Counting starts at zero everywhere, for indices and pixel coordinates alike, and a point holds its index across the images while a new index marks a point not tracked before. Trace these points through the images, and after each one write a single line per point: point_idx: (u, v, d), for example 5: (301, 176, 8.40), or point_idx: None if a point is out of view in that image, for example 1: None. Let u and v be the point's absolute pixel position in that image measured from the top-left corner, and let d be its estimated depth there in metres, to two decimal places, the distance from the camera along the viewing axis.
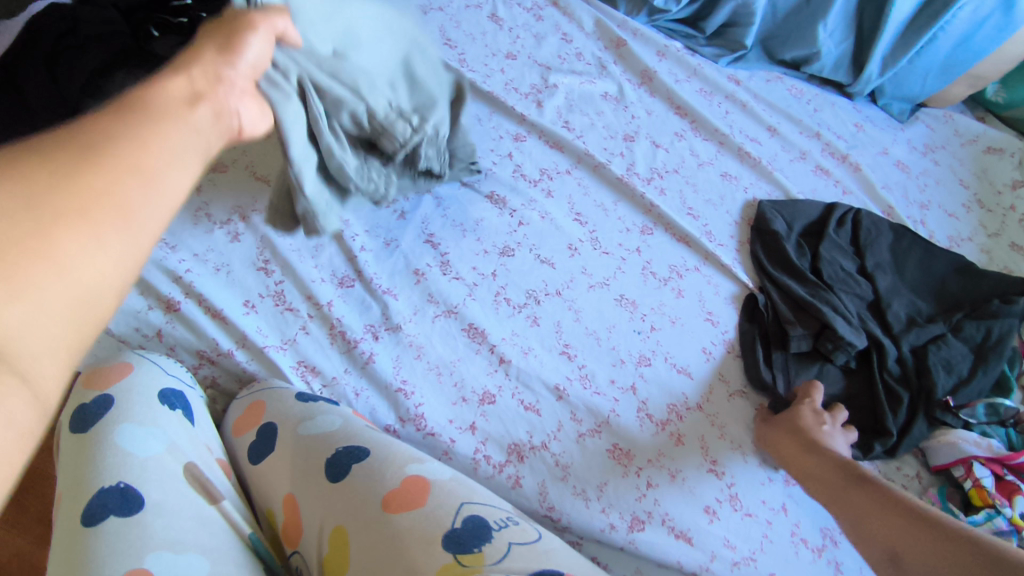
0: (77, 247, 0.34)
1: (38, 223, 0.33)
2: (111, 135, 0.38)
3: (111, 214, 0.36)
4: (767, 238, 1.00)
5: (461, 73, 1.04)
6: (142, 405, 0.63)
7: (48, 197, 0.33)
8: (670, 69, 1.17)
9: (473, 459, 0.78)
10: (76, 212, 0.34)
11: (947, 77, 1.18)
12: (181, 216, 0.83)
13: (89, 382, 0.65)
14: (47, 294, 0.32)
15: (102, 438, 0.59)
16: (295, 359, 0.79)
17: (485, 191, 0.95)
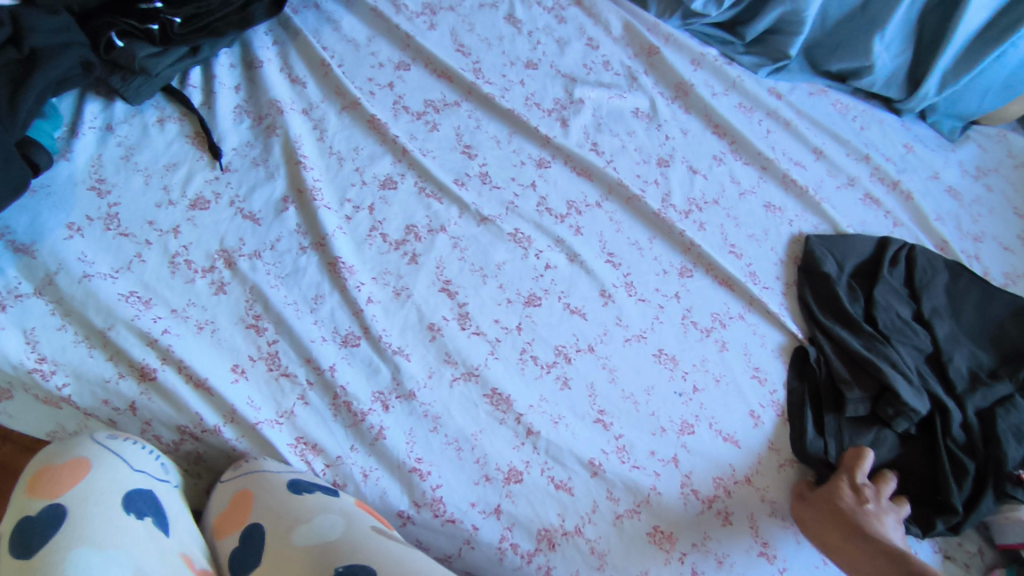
0: None
1: None
2: None
3: None
4: (818, 279, 0.90)
5: (478, 86, 0.91)
6: (101, 519, 0.52)
7: None
8: (706, 81, 1.05)
9: (499, 548, 0.69)
10: None
11: (1007, 96, 1.07)
12: (156, 264, 0.71)
13: (37, 491, 0.53)
14: None
15: (52, 568, 0.47)
16: (293, 436, 0.68)
17: (507, 228, 0.83)
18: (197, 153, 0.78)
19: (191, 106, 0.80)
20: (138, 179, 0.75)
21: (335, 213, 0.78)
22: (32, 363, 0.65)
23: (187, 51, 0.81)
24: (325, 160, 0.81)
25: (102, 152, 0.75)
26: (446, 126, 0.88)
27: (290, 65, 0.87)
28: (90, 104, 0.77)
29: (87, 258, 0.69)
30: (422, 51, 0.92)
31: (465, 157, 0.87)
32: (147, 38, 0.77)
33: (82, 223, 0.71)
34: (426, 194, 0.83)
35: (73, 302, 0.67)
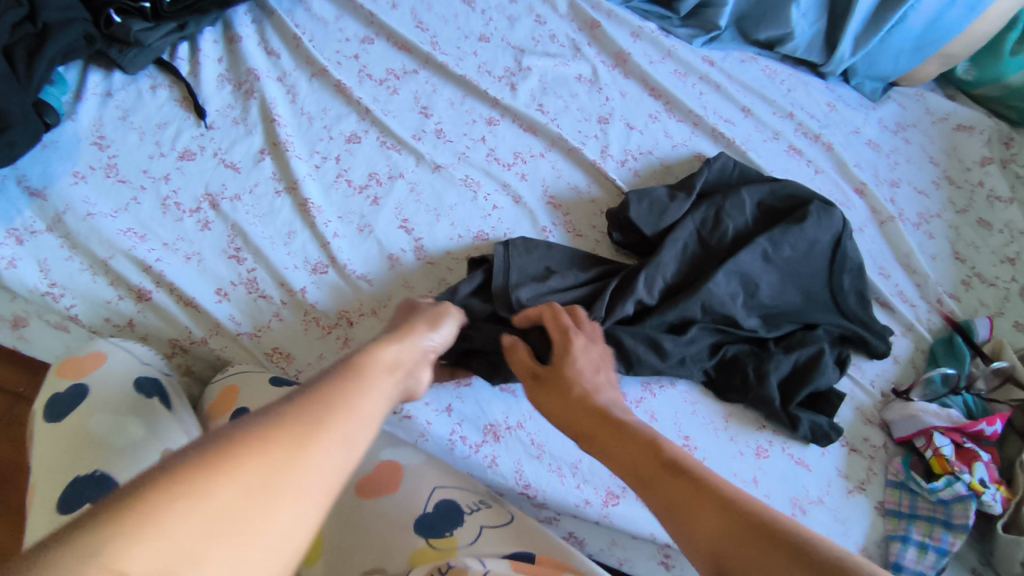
0: (273, 513, 0.36)
1: (262, 508, 0.36)
2: (330, 408, 0.43)
3: (318, 489, 0.39)
4: (654, 204, 0.91)
5: (434, 56, 1.03)
6: (117, 395, 0.65)
7: (281, 479, 0.38)
8: (644, 51, 1.16)
9: (449, 440, 0.80)
10: (293, 491, 0.38)
11: (919, 58, 1.18)
12: (149, 206, 0.83)
13: (67, 372, 0.68)
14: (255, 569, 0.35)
15: (79, 425, 0.62)
16: (269, 345, 0.79)
17: (458, 175, 0.94)
18: (185, 113, 0.89)
19: (179, 74, 0.91)
20: (134, 136, 0.86)
21: (306, 162, 0.90)
22: (44, 288, 0.77)
23: (175, 27, 0.93)
24: (297, 120, 0.93)
25: (101, 113, 0.87)
26: (405, 90, 1.00)
27: (266, 40, 0.99)
28: (92, 74, 0.89)
29: (91, 201, 0.81)
30: (384, 26, 1.04)
31: (422, 117, 0.98)
32: (139, 15, 0.90)
33: (85, 171, 0.82)
34: (386, 147, 0.94)
35: (79, 236, 0.79)
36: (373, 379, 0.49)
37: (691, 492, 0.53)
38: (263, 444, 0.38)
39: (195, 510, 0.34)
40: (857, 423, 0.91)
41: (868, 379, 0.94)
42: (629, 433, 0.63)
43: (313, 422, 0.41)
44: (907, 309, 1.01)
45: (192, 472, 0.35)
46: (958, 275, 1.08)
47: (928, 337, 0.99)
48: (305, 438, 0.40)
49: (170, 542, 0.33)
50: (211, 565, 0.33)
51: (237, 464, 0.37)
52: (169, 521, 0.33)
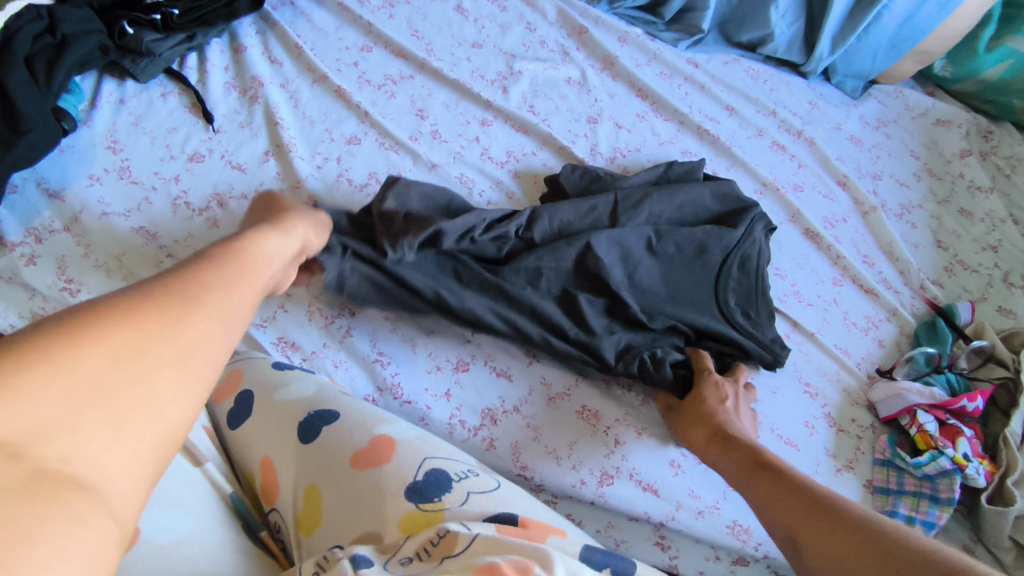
0: (155, 384, 0.37)
1: (140, 374, 0.37)
2: (193, 283, 0.43)
3: (197, 361, 0.40)
4: (590, 178, 0.97)
5: (429, 62, 1.08)
6: None
7: (153, 349, 0.38)
8: (631, 54, 1.21)
9: (448, 423, 0.82)
10: (170, 361, 0.38)
11: (894, 57, 1.23)
12: (160, 205, 0.87)
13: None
14: (138, 432, 0.36)
15: None
16: (275, 336, 0.83)
17: (453, 174, 0.99)
18: (193, 119, 0.94)
19: (188, 82, 0.97)
20: (145, 140, 0.91)
21: (308, 163, 0.94)
22: (62, 283, 0.80)
23: (184, 38, 0.98)
24: (299, 124, 0.97)
25: (115, 120, 0.92)
26: (402, 94, 1.04)
27: (269, 49, 1.04)
28: (107, 82, 0.94)
29: (106, 201, 0.86)
30: (381, 35, 1.09)
31: (418, 119, 1.03)
32: (151, 26, 0.95)
33: (100, 174, 0.87)
34: (384, 147, 0.98)
35: (94, 234, 0.83)
36: (240, 268, 0.49)
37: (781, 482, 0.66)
38: (129, 314, 0.38)
39: (61, 376, 0.34)
40: (845, 405, 0.93)
41: (855, 362, 0.97)
42: (781, 470, 0.67)
43: (192, 300, 0.42)
44: (890, 294, 1.05)
45: (56, 338, 0.35)
46: (941, 262, 1.11)
47: (912, 321, 1.02)
48: (176, 310, 0.40)
49: (42, 408, 0.33)
50: (92, 430, 0.34)
51: (104, 336, 0.36)
52: (32, 387, 0.32)
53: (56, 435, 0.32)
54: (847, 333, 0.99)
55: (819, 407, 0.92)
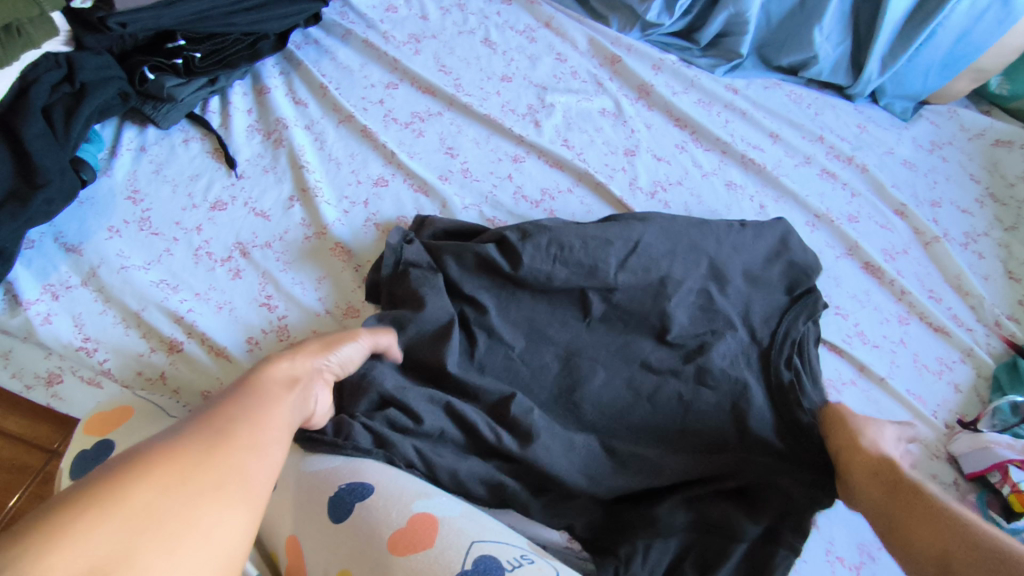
0: (215, 512, 0.39)
1: (191, 497, 0.39)
2: (233, 419, 0.44)
3: (246, 485, 0.41)
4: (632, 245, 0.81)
5: (457, 97, 1.04)
6: None
7: (196, 475, 0.40)
8: (667, 82, 1.16)
9: None
10: (216, 486, 0.40)
11: (949, 73, 1.16)
12: (182, 256, 0.83)
13: (94, 429, 0.65)
14: (197, 562, 0.37)
15: None
16: None
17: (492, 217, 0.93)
18: (216, 164, 0.91)
19: (210, 127, 0.94)
20: (166, 188, 0.88)
21: (334, 207, 0.90)
22: (78, 342, 0.76)
23: (207, 81, 0.95)
24: (324, 165, 0.93)
25: (136, 168, 0.89)
26: (430, 132, 1.00)
27: (293, 90, 1.01)
28: (127, 129, 0.93)
29: (125, 253, 0.82)
30: (408, 71, 1.06)
31: (448, 157, 0.98)
32: (173, 70, 0.91)
33: (119, 225, 0.84)
34: (413, 189, 0.94)
35: (113, 289, 0.79)
36: (268, 397, 0.49)
37: (927, 521, 0.59)
38: (176, 451, 0.40)
39: (109, 517, 0.35)
40: (924, 460, 0.84)
41: (930, 411, 0.88)
42: (903, 484, 0.64)
43: (173, 513, 0.37)
44: (963, 332, 0.96)
45: (153, 459, 0.39)
46: (1013, 295, 1.02)
47: (989, 362, 0.93)
48: (209, 447, 0.41)
49: (98, 548, 0.34)
50: (146, 563, 0.35)
51: (150, 471, 0.38)
52: (129, 498, 0.37)
53: (112, 569, 0.34)
54: (917, 377, 0.91)
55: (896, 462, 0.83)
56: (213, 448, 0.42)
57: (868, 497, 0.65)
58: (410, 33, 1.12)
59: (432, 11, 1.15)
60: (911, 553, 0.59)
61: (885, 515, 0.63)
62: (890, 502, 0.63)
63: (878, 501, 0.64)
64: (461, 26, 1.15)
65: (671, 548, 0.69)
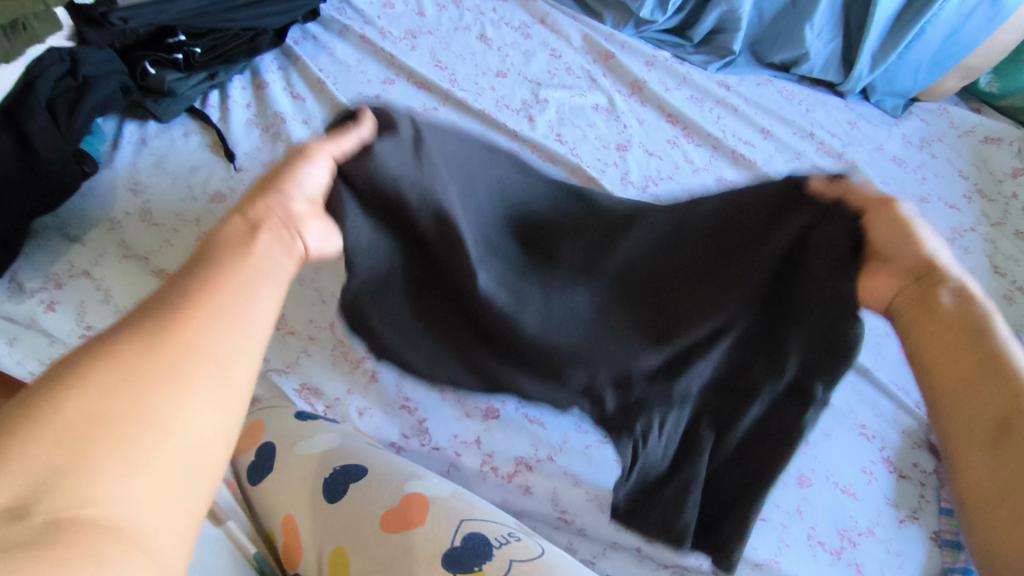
0: (166, 400, 0.34)
1: (138, 389, 0.34)
2: (188, 301, 0.39)
3: (204, 366, 0.37)
4: None
5: (452, 93, 1.05)
6: None
7: (144, 365, 0.35)
8: (660, 78, 1.18)
9: (480, 472, 0.76)
10: (167, 372, 0.35)
11: (938, 72, 1.18)
12: (182, 246, 0.85)
13: None
14: (164, 457, 0.33)
15: None
16: (298, 382, 0.79)
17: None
18: (215, 157, 0.93)
19: (210, 121, 0.96)
20: (167, 180, 0.90)
21: None
22: (81, 330, 0.77)
23: (206, 76, 0.98)
24: None
25: (137, 161, 0.91)
26: None
27: (291, 84, 1.03)
28: (129, 124, 0.94)
29: (127, 244, 0.84)
30: (404, 67, 1.07)
31: None
32: (172, 65, 0.94)
33: (121, 217, 0.86)
34: None
35: (115, 279, 0.81)
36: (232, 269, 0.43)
37: (966, 362, 0.46)
38: (116, 349, 0.35)
39: (45, 427, 0.31)
40: (906, 449, 0.86)
41: (914, 401, 0.90)
42: (981, 337, 0.46)
43: (126, 412, 0.33)
44: None
45: (99, 358, 0.35)
46: (999, 289, 1.03)
47: None
48: (155, 334, 0.36)
49: (37, 461, 0.30)
50: (103, 464, 0.31)
51: (89, 372, 0.34)
52: (64, 406, 0.32)
53: (62, 477, 0.30)
54: (901, 368, 0.93)
55: (877, 450, 0.85)
56: (166, 334, 0.37)
57: (939, 378, 0.47)
58: (407, 29, 1.14)
59: (429, 8, 1.17)
60: (955, 422, 0.45)
61: (931, 380, 0.47)
62: (976, 378, 0.44)
63: (937, 351, 0.47)
64: (457, 22, 1.16)
65: (686, 419, 0.63)
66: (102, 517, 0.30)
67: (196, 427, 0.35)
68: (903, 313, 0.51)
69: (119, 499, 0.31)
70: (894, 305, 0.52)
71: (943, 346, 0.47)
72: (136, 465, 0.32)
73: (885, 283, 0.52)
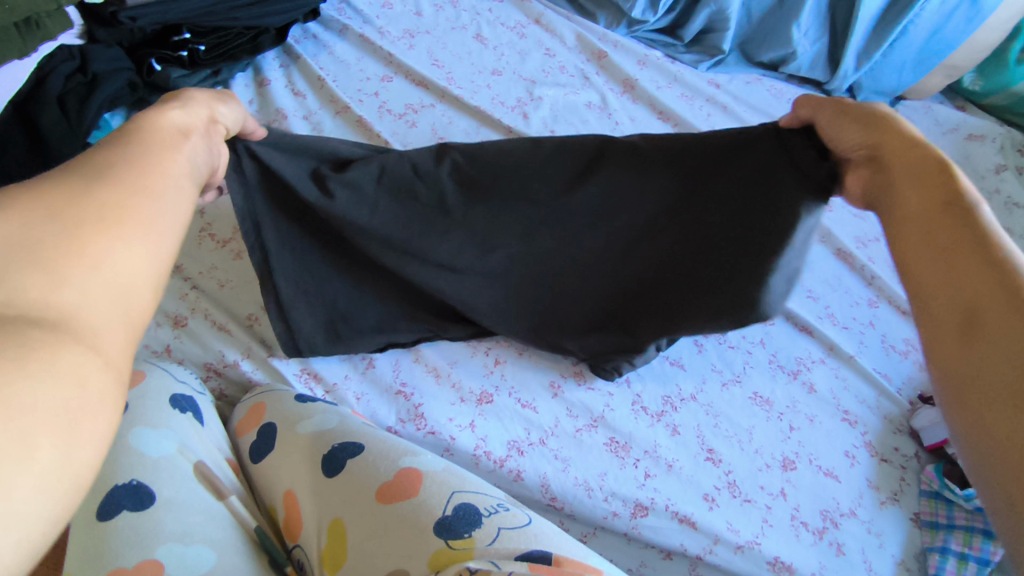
0: (107, 242, 0.34)
1: (73, 224, 0.33)
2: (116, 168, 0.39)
3: (145, 221, 0.37)
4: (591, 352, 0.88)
5: (449, 91, 1.08)
6: (160, 411, 0.67)
7: (76, 204, 0.34)
8: (652, 77, 1.21)
9: (474, 455, 0.78)
10: (108, 218, 0.35)
11: (920, 72, 1.22)
12: (186, 237, 0.88)
13: None
14: (104, 294, 0.32)
15: (119, 436, 0.64)
16: (298, 367, 0.81)
17: None
18: None
19: None
20: None
21: None
22: None
23: (209, 73, 1.01)
24: None
25: None
26: (422, 123, 1.05)
27: (292, 82, 1.06)
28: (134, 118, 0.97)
29: None
30: (403, 65, 1.11)
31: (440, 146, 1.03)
32: (178, 62, 0.96)
33: None
34: None
35: None
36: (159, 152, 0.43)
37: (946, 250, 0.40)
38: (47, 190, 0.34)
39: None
40: (887, 434, 0.89)
41: (895, 388, 0.93)
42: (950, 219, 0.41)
43: (67, 245, 0.32)
44: None
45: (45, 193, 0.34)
46: None
47: None
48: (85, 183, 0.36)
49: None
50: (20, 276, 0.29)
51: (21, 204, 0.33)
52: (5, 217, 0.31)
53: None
54: (885, 357, 0.96)
55: (859, 435, 0.88)
56: (92, 188, 0.36)
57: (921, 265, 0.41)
58: (405, 29, 1.17)
59: (427, 9, 1.21)
60: (932, 315, 0.39)
61: (909, 269, 0.42)
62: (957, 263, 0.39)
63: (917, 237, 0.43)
64: (454, 22, 1.20)
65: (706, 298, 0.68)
66: (41, 322, 0.28)
67: (126, 267, 0.34)
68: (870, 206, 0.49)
69: (54, 305, 0.29)
70: (864, 203, 0.50)
71: (916, 231, 0.43)
72: (75, 285, 0.31)
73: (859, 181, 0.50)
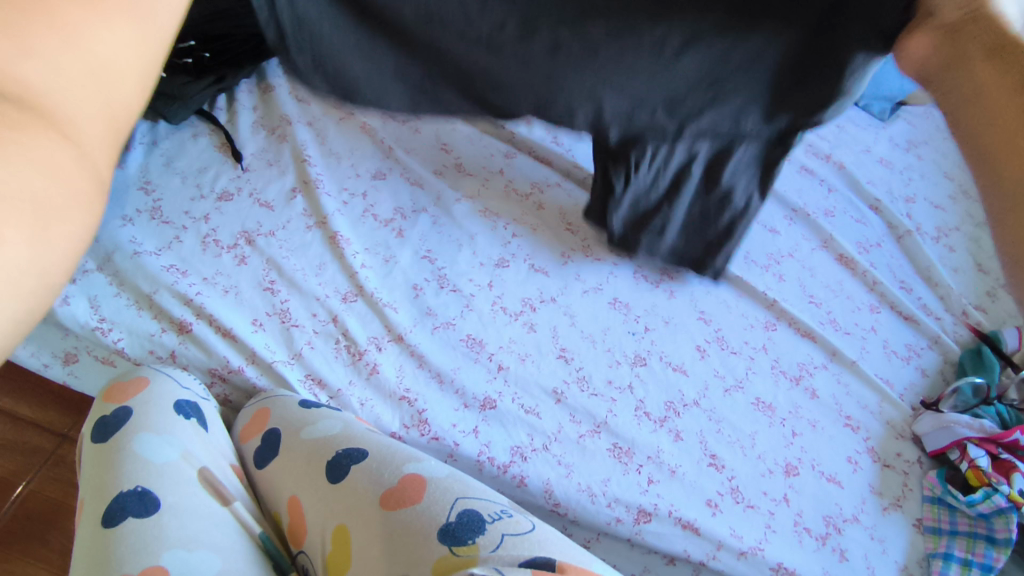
0: (46, 53, 0.40)
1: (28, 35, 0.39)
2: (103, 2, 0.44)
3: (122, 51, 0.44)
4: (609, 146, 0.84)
5: None
6: (163, 417, 0.67)
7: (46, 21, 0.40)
8: None
9: (477, 461, 0.79)
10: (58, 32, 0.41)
11: None
12: (190, 243, 0.88)
13: (110, 397, 0.70)
14: (61, 164, 0.40)
15: (123, 443, 0.64)
16: (302, 373, 0.82)
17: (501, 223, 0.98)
18: (223, 158, 0.97)
19: (218, 123, 1.00)
20: (176, 179, 0.94)
21: (335, 199, 0.95)
22: (95, 322, 0.81)
23: (214, 79, 1.01)
24: (325, 160, 0.99)
25: (146, 161, 0.95)
26: (426, 130, 1.06)
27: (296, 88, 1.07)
28: (138, 125, 0.98)
29: (137, 240, 0.87)
30: None
31: (443, 153, 1.04)
32: (184, 70, 0.98)
33: (132, 214, 0.89)
34: (409, 182, 0.99)
35: (127, 274, 0.84)
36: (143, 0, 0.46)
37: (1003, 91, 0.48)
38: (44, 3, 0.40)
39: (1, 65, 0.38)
40: (890, 439, 0.89)
41: (897, 394, 0.93)
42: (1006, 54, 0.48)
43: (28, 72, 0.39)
44: (932, 321, 1.01)
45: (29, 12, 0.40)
46: (982, 286, 1.06)
47: (955, 349, 0.98)
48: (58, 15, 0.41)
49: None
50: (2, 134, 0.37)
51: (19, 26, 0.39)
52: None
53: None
54: (888, 362, 0.96)
55: (862, 441, 0.88)
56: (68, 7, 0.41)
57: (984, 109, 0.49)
58: None
59: None
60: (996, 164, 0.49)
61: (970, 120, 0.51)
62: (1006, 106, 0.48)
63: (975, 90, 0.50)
64: None
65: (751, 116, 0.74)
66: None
67: (75, 101, 0.42)
68: (937, 70, 0.54)
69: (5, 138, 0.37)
70: (927, 65, 0.56)
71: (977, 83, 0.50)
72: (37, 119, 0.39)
73: (926, 42, 0.55)
